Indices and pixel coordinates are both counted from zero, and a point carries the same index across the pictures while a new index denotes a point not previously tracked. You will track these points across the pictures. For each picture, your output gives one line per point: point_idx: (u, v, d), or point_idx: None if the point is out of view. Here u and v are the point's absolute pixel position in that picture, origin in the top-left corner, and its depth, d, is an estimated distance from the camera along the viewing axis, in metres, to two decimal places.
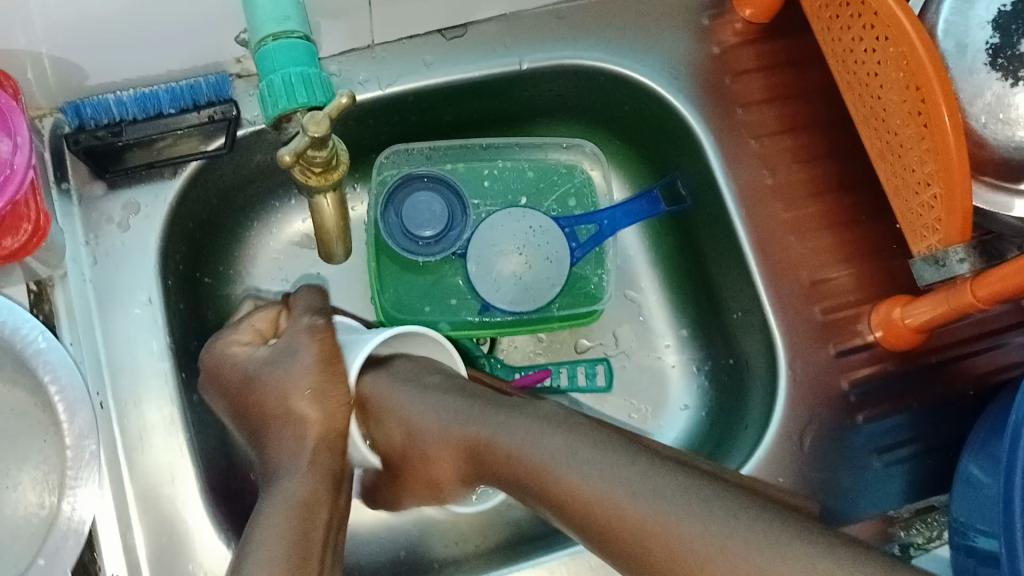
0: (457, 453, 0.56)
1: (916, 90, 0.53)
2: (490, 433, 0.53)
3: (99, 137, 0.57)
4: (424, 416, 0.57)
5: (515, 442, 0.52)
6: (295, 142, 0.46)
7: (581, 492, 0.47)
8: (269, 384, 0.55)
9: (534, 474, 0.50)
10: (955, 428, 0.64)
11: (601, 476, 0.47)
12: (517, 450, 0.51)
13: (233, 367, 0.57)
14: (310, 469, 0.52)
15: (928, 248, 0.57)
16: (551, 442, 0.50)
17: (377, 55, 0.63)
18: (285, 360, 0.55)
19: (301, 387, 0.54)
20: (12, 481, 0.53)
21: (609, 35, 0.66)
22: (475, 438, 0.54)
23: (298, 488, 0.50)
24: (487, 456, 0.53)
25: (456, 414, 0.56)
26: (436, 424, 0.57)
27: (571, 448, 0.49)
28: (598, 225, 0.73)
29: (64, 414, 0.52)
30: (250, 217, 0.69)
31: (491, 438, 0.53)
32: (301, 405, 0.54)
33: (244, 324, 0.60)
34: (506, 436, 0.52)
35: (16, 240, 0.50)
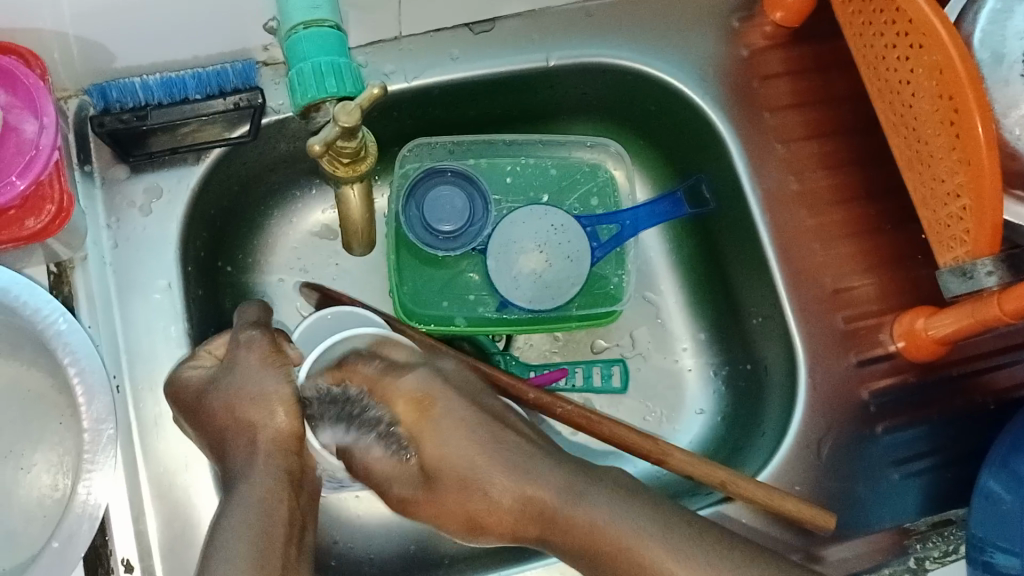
0: (508, 517, 0.53)
1: (949, 99, 0.52)
2: (548, 500, 0.52)
3: (123, 120, 0.57)
4: (461, 457, 0.54)
5: (568, 506, 0.51)
6: (324, 132, 0.46)
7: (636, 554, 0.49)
8: (217, 399, 0.51)
9: (590, 540, 0.50)
10: (975, 442, 0.63)
11: (648, 535, 0.49)
12: (592, 529, 0.50)
13: (190, 389, 0.53)
14: (269, 470, 0.49)
15: (955, 260, 0.56)
16: (628, 524, 0.49)
17: (403, 46, 0.62)
18: (238, 378, 0.52)
19: (268, 391, 0.51)
20: (27, 462, 0.53)
21: (637, 35, 0.65)
22: (546, 503, 0.52)
23: (257, 494, 0.47)
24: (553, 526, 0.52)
25: (520, 481, 0.53)
26: (495, 476, 0.53)
27: (605, 495, 0.51)
28: (620, 225, 0.72)
29: (81, 397, 0.50)
30: (270, 206, 0.69)
31: (542, 499, 0.52)
32: (263, 413, 0.50)
33: (198, 351, 0.56)
34: (563, 508, 0.51)
35: (39, 221, 0.50)
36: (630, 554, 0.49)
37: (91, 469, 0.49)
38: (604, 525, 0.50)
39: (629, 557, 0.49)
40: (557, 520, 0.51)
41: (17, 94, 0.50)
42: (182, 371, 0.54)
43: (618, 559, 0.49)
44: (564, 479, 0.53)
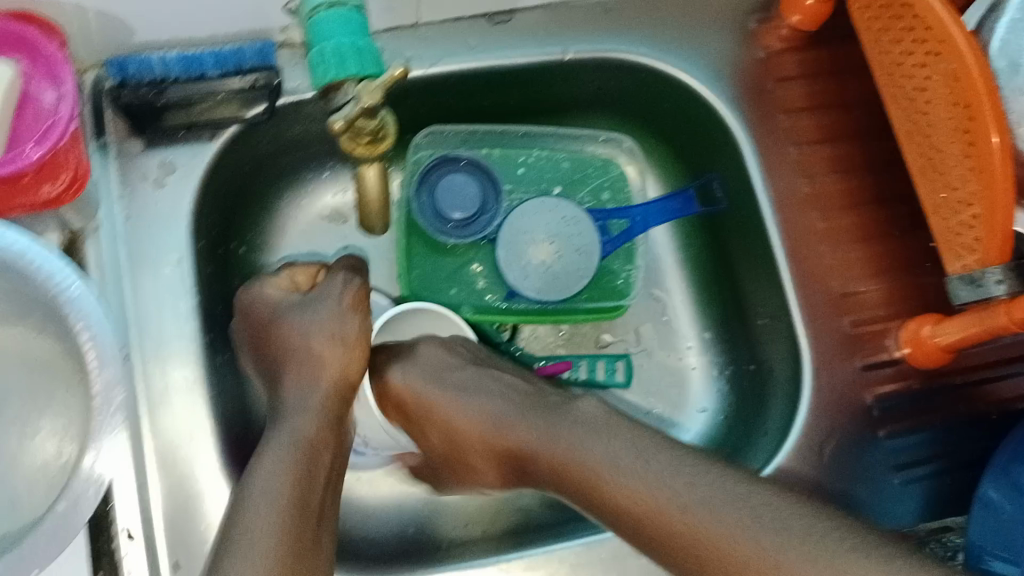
0: (488, 448, 0.58)
1: (964, 107, 0.52)
2: (559, 443, 0.54)
3: (140, 95, 0.57)
4: (465, 417, 0.60)
5: (537, 432, 0.56)
6: (345, 110, 0.48)
7: (624, 498, 0.50)
8: (288, 323, 0.59)
9: (573, 476, 0.52)
10: (978, 450, 0.63)
11: (637, 469, 0.50)
12: (578, 467, 0.52)
13: (264, 304, 0.61)
14: (320, 408, 0.55)
15: (965, 268, 0.57)
16: (621, 465, 0.51)
17: (422, 33, 0.63)
18: (313, 305, 0.60)
19: (324, 328, 0.59)
20: (31, 431, 0.53)
21: (655, 31, 0.65)
22: (503, 424, 0.58)
23: (305, 426, 0.54)
24: (522, 454, 0.56)
25: (499, 411, 0.58)
26: (518, 425, 0.57)
27: (597, 460, 0.52)
28: (631, 219, 0.72)
29: (92, 363, 0.49)
30: (282, 187, 0.69)
31: (522, 436, 0.56)
32: (320, 346, 0.58)
33: (282, 274, 0.64)
34: (559, 442, 0.54)
35: (56, 188, 0.50)
36: (577, 462, 0.52)
37: (98, 439, 0.49)
38: (574, 445, 0.53)
39: (575, 465, 0.52)
40: (551, 453, 0.54)
41: (37, 64, 0.50)
42: (263, 286, 0.62)
43: (584, 484, 0.52)
44: (575, 434, 0.54)
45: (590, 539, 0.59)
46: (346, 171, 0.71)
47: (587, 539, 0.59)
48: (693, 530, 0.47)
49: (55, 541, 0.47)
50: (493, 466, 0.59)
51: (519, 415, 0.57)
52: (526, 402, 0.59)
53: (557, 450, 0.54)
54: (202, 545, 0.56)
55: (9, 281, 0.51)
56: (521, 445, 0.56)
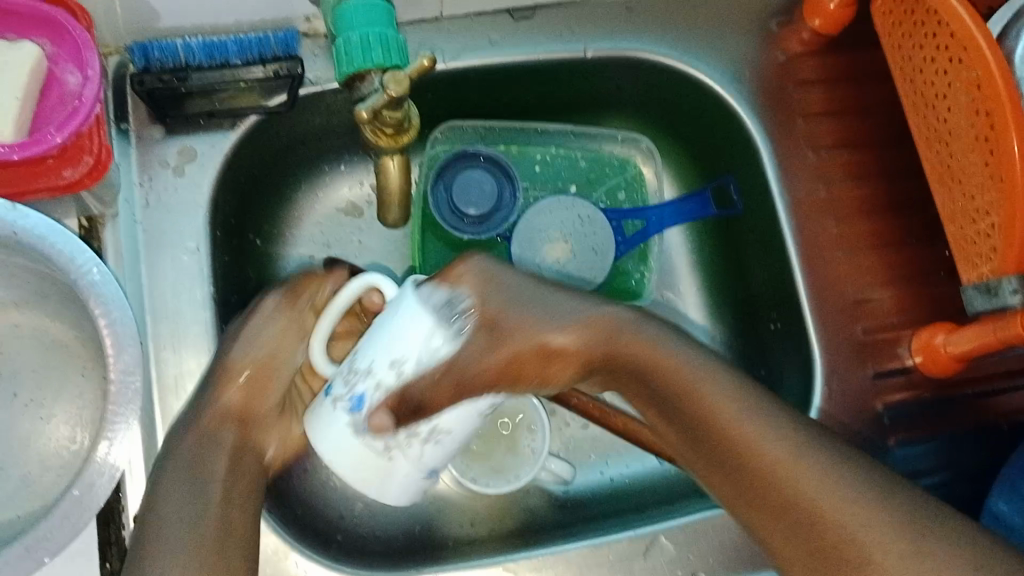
0: (592, 339, 0.51)
1: (986, 115, 0.52)
2: (674, 369, 0.49)
3: (163, 80, 0.56)
4: (560, 321, 0.52)
5: (645, 337, 0.51)
6: (372, 99, 0.47)
7: (745, 446, 0.44)
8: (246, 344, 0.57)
9: (694, 402, 0.47)
10: (988, 461, 0.63)
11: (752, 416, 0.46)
12: (704, 408, 0.47)
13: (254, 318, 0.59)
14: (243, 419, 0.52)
15: (981, 277, 0.57)
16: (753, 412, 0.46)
17: (445, 28, 0.63)
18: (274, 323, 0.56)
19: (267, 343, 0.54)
20: (46, 413, 0.53)
21: (677, 32, 0.65)
22: (617, 329, 0.51)
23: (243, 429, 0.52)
24: (607, 352, 0.52)
25: (609, 319, 0.52)
26: (615, 339, 0.51)
27: (729, 399, 0.47)
28: (645, 221, 0.73)
29: (110, 349, 0.49)
30: (300, 178, 0.69)
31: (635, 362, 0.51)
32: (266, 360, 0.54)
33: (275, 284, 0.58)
34: (658, 351, 0.50)
35: (76, 172, 0.50)
36: (704, 397, 0.47)
37: (114, 425, 0.48)
38: (699, 369, 0.48)
39: (694, 393, 0.47)
40: (670, 379, 0.49)
41: (64, 46, 0.50)
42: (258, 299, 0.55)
43: (698, 412, 0.47)
44: (687, 364, 0.49)
45: (597, 539, 0.59)
46: (364, 164, 0.71)
47: (595, 541, 0.59)
48: (811, 502, 0.42)
49: (72, 521, 0.46)
50: (571, 365, 0.52)
51: (624, 321, 0.52)
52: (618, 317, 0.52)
53: (662, 361, 0.49)
54: None
55: (29, 263, 0.51)
56: (610, 362, 0.52)
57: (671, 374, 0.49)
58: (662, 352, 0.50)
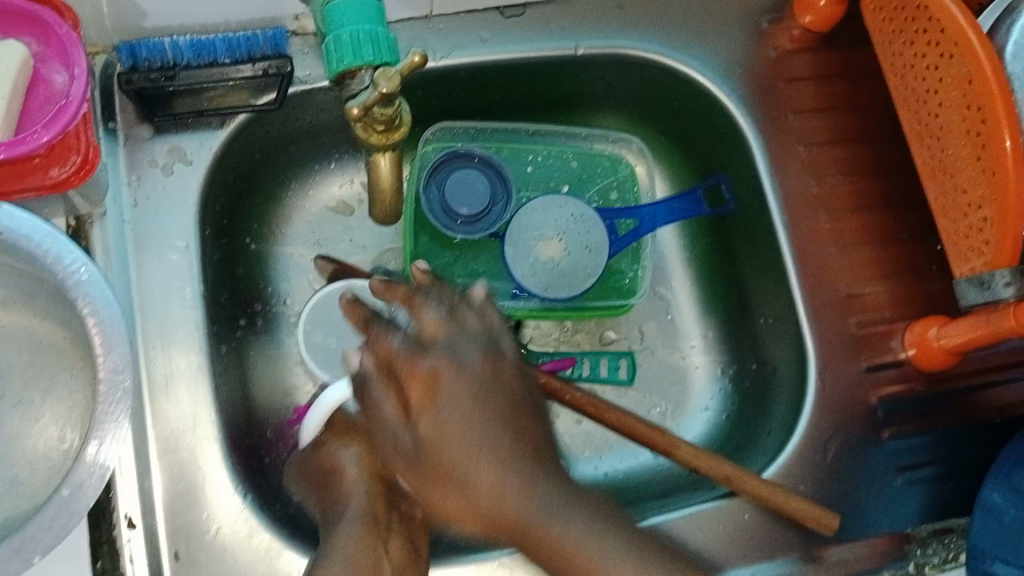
0: (477, 521, 0.42)
1: (977, 109, 0.52)
2: (527, 514, 0.41)
3: (151, 79, 0.57)
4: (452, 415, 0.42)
5: (546, 518, 0.41)
6: (363, 96, 0.47)
7: (580, 572, 0.41)
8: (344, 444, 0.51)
9: (505, 526, 0.42)
10: (980, 453, 0.63)
11: (585, 535, 0.42)
12: (521, 524, 0.41)
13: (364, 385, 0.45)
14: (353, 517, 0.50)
15: (972, 270, 0.56)
16: (576, 523, 0.42)
17: (434, 25, 0.63)
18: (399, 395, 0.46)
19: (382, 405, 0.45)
20: (34, 414, 0.53)
21: (667, 27, 0.65)
22: (500, 507, 0.41)
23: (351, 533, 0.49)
24: (503, 534, 0.42)
25: (498, 454, 0.42)
26: (473, 492, 0.42)
27: (474, 481, 0.42)
28: (638, 219, 0.71)
29: (99, 349, 0.47)
30: (290, 177, 0.69)
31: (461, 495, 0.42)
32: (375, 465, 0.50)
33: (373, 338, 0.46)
34: (528, 513, 0.41)
35: (64, 171, 0.50)
36: (547, 542, 0.41)
37: (103, 423, 0.47)
38: (553, 520, 0.41)
39: (542, 542, 0.42)
40: (439, 469, 0.42)
41: (51, 44, 0.50)
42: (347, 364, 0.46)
43: (548, 556, 0.42)
44: (513, 473, 0.42)
45: None
46: (354, 163, 0.71)
47: None
48: None
49: (61, 522, 0.45)
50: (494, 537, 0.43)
51: (521, 502, 0.41)
52: (497, 431, 0.43)
53: (531, 533, 0.42)
54: (202, 534, 0.55)
55: (16, 264, 0.50)
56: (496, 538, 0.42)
57: (434, 420, 0.42)
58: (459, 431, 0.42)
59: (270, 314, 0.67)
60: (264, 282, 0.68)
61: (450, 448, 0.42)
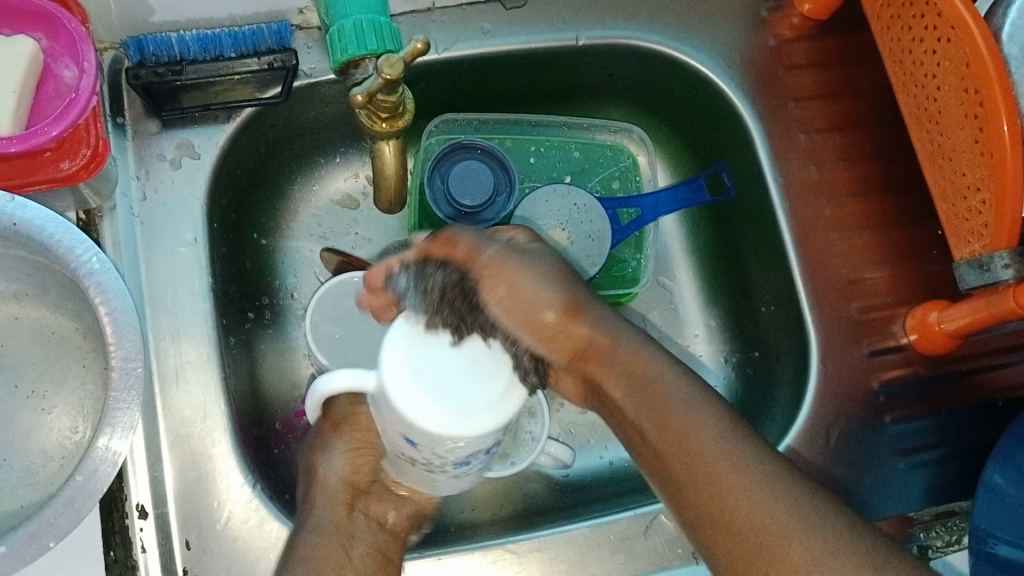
0: (586, 359, 0.48)
1: (975, 92, 0.53)
2: (680, 421, 0.45)
3: (158, 73, 0.57)
4: (515, 265, 0.48)
5: (695, 437, 0.45)
6: (367, 82, 0.47)
7: (708, 468, 0.44)
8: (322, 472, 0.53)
9: (668, 436, 0.45)
10: (983, 435, 0.64)
11: (712, 436, 0.45)
12: (677, 437, 0.45)
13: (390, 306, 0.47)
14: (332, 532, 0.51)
15: (972, 253, 0.57)
16: (712, 426, 0.45)
17: (436, 18, 0.63)
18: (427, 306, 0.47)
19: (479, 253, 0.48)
20: (47, 404, 0.53)
21: (667, 17, 0.66)
22: (658, 409, 0.46)
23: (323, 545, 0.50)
24: (637, 434, 0.47)
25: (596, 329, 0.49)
26: (537, 305, 0.46)
27: (582, 326, 0.48)
28: (641, 208, 0.72)
29: (111, 337, 0.48)
30: (296, 171, 0.69)
31: (618, 383, 0.48)
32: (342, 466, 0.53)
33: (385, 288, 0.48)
34: (672, 418, 0.46)
35: (73, 164, 0.51)
36: (683, 443, 0.45)
37: (117, 409, 0.48)
38: (699, 441, 0.44)
39: (689, 451, 0.44)
40: (511, 292, 0.46)
41: (60, 40, 0.51)
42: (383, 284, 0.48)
43: (681, 460, 0.44)
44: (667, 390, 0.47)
45: (597, 520, 0.59)
46: (359, 155, 0.72)
47: (595, 521, 0.59)
48: (774, 534, 0.41)
49: (77, 506, 0.46)
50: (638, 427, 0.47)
51: (679, 412, 0.46)
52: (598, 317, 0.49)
53: (671, 440, 0.45)
54: (214, 521, 0.56)
55: (27, 256, 0.51)
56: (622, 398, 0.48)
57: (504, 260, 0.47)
58: (624, 358, 0.48)
59: (277, 307, 0.68)
60: (272, 274, 0.68)
61: (521, 292, 0.46)
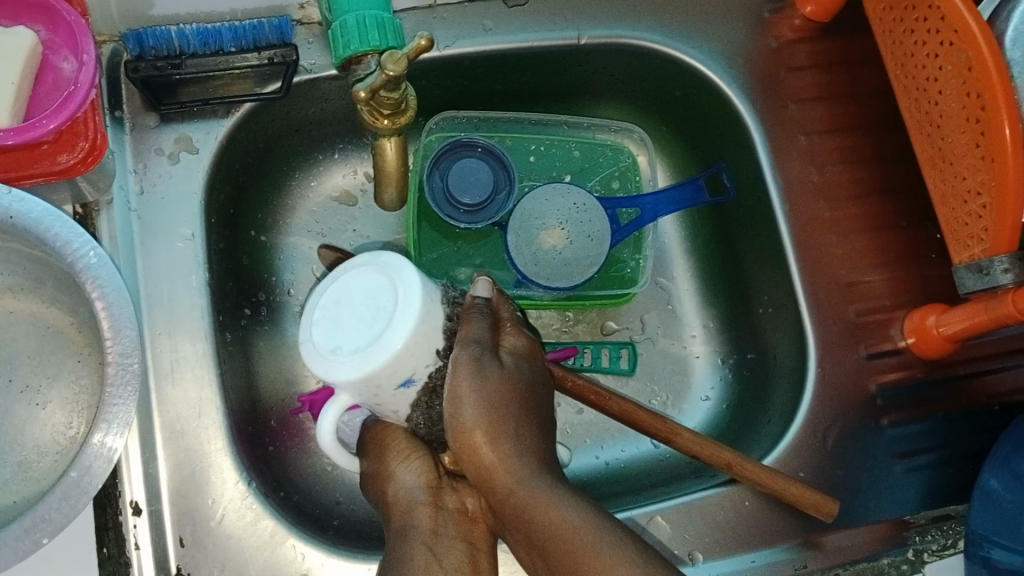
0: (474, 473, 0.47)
1: (977, 97, 0.53)
2: (535, 503, 0.45)
3: (158, 67, 0.57)
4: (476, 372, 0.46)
5: (553, 516, 0.44)
6: (370, 78, 0.47)
7: (566, 550, 0.43)
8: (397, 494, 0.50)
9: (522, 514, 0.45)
10: (978, 439, 0.64)
11: (568, 515, 0.44)
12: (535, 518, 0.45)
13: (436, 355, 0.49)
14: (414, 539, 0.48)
15: (972, 258, 0.57)
16: (567, 507, 0.44)
17: (438, 15, 0.63)
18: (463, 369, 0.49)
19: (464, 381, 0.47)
20: (42, 398, 0.53)
21: (669, 17, 0.66)
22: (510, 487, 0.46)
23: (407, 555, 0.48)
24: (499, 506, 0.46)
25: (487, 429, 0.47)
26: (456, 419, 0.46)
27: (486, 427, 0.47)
28: (640, 209, 0.72)
29: (107, 332, 0.48)
30: (294, 167, 0.69)
31: (512, 494, 0.46)
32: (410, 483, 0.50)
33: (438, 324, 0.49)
34: (525, 497, 0.45)
35: (71, 157, 0.50)
36: (542, 522, 0.44)
37: (111, 405, 0.47)
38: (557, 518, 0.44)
39: (550, 530, 0.44)
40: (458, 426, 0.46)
41: (59, 31, 0.51)
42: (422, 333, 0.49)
43: (544, 540, 0.44)
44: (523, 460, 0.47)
45: None
46: (358, 152, 0.71)
47: None
48: None
49: (71, 502, 0.46)
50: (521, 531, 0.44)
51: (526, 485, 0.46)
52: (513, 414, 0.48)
53: (530, 518, 0.45)
54: (208, 518, 0.55)
55: (23, 249, 0.51)
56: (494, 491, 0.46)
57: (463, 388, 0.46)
58: (522, 469, 0.46)
59: (274, 303, 0.68)
60: (268, 270, 0.68)
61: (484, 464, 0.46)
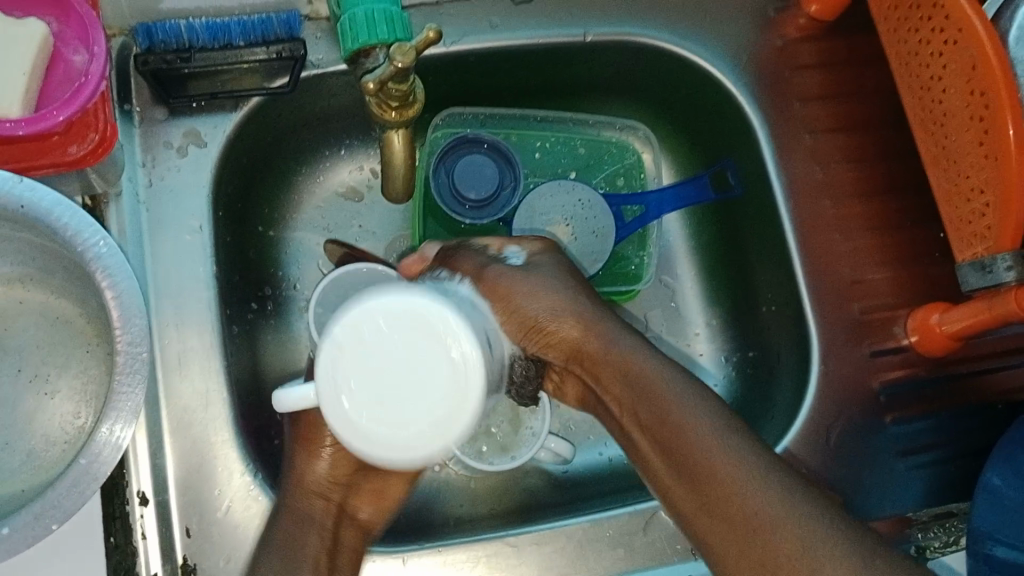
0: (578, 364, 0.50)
1: (981, 95, 0.53)
2: (678, 415, 0.46)
3: (166, 61, 0.57)
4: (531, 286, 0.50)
5: (700, 428, 0.46)
6: (380, 70, 0.47)
7: (705, 461, 0.45)
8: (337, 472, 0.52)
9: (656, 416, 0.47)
10: (981, 437, 0.64)
11: (708, 429, 0.46)
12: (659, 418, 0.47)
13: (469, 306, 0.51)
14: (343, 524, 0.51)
15: (976, 255, 0.57)
16: (706, 418, 0.46)
17: (445, 11, 0.64)
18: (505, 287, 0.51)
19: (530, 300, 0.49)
20: (50, 388, 0.53)
21: (675, 15, 0.66)
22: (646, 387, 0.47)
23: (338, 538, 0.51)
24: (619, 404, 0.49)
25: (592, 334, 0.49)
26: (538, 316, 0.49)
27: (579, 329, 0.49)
28: (645, 206, 0.73)
29: (116, 321, 0.48)
30: (301, 161, 0.70)
31: (631, 395, 0.48)
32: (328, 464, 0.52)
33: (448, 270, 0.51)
34: (660, 401, 0.47)
35: (81, 148, 0.51)
36: (677, 429, 0.46)
37: (121, 393, 0.48)
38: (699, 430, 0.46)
39: (683, 443, 0.46)
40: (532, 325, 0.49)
41: (70, 23, 0.51)
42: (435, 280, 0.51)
43: (679, 450, 0.46)
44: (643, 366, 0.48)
45: (597, 515, 0.59)
46: (364, 148, 0.72)
47: (595, 516, 0.59)
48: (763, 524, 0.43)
49: (80, 489, 0.46)
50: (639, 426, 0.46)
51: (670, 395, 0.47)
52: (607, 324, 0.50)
53: (661, 425, 0.46)
54: (215, 509, 0.56)
55: (32, 239, 0.51)
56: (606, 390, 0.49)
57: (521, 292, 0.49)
58: (634, 369, 0.48)
59: (280, 297, 0.68)
60: (275, 265, 0.68)
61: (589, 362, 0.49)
